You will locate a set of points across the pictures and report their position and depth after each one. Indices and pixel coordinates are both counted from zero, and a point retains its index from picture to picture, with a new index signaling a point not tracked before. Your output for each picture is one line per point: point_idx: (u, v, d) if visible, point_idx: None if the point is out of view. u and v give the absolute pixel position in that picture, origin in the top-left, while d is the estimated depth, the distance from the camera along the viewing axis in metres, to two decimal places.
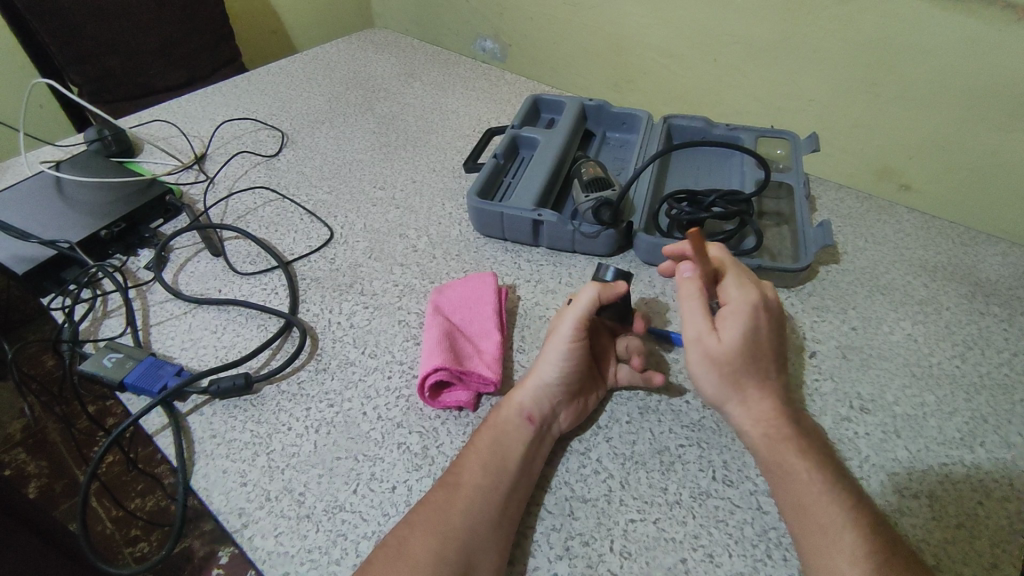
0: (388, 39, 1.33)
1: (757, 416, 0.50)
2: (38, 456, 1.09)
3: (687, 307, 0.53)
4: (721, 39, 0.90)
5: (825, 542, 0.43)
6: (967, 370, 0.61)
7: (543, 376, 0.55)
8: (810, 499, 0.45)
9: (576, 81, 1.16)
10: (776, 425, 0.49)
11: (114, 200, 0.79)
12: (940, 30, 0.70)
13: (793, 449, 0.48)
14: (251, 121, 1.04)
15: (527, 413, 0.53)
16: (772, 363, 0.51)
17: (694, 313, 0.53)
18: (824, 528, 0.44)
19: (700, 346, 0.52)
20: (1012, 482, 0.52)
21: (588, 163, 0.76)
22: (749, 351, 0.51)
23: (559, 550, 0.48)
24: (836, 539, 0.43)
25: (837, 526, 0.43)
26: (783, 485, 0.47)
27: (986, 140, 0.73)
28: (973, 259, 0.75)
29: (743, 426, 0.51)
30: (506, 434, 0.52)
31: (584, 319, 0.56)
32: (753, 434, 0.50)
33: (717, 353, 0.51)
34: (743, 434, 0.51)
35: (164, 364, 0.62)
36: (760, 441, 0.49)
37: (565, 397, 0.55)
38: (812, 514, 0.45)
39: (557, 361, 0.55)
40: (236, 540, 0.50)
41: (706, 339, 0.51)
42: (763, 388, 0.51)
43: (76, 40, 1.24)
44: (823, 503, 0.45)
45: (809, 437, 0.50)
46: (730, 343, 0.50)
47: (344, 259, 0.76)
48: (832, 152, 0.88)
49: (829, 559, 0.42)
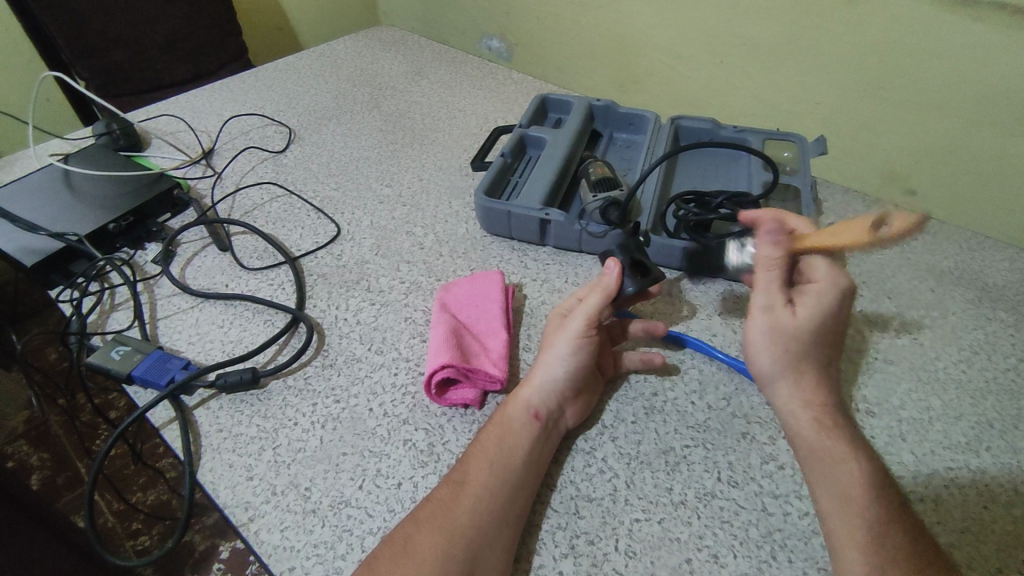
0: (395, 36, 1.33)
1: (807, 400, 0.50)
2: (41, 448, 1.09)
3: (765, 273, 0.53)
4: (729, 41, 0.90)
5: (851, 536, 0.43)
6: (973, 374, 0.61)
7: (551, 374, 0.55)
8: (846, 492, 0.45)
9: (583, 81, 1.16)
10: (823, 411, 0.50)
11: (122, 194, 0.79)
12: (948, 34, 0.70)
13: (836, 439, 0.48)
14: (259, 117, 1.04)
15: (534, 411, 0.53)
16: (826, 352, 0.52)
17: (773, 283, 0.53)
18: (852, 523, 0.44)
19: (770, 316, 0.52)
20: (1017, 487, 0.52)
21: (596, 163, 0.76)
22: (818, 331, 0.51)
23: (565, 548, 0.48)
24: (865, 533, 0.43)
25: (861, 521, 0.44)
26: (821, 478, 0.47)
27: (993, 146, 0.73)
28: (979, 264, 0.75)
29: (791, 408, 0.51)
30: (513, 432, 0.51)
31: (593, 318, 0.55)
32: (801, 416, 0.50)
33: (788, 326, 0.51)
34: (788, 417, 0.51)
35: (172, 358, 0.62)
36: (806, 424, 0.50)
37: (571, 394, 0.55)
38: (842, 506, 0.45)
39: (565, 359, 0.55)
40: (242, 534, 0.50)
41: (779, 310, 0.51)
42: (817, 375, 0.51)
43: (85, 34, 1.24)
44: (853, 499, 0.45)
45: (851, 428, 0.50)
46: (804, 321, 0.51)
47: (351, 255, 0.76)
48: (840, 156, 0.88)
49: (859, 552, 0.43)
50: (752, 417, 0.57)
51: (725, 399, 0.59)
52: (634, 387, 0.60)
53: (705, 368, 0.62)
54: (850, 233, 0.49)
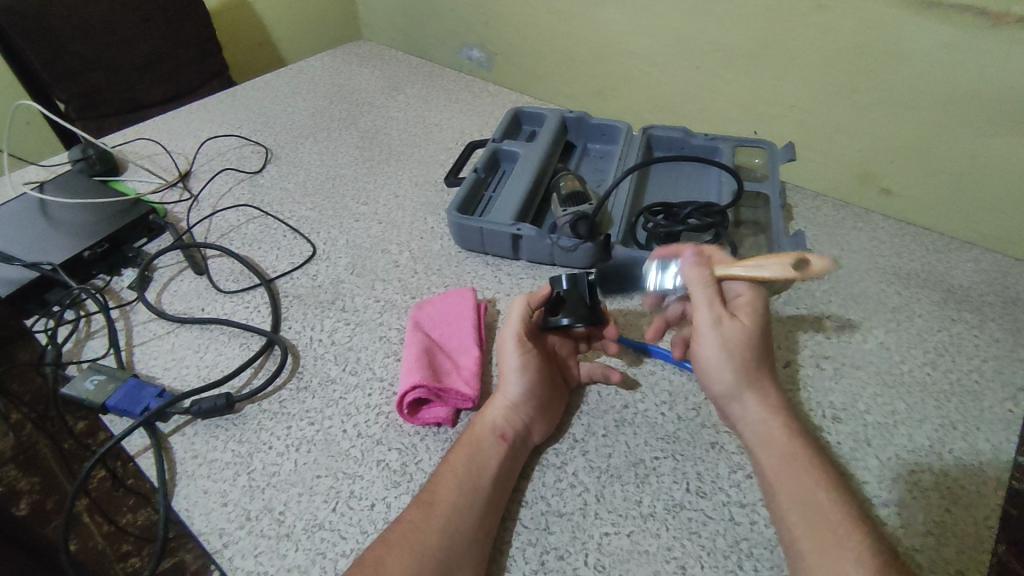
0: (373, 51, 1.34)
1: (769, 407, 0.52)
2: (30, 472, 1.09)
3: (704, 292, 0.55)
4: (702, 46, 0.91)
5: (816, 541, 0.43)
6: (938, 377, 0.62)
7: (510, 394, 0.56)
8: (798, 503, 0.46)
9: (560, 90, 1.17)
10: (777, 415, 0.52)
11: (97, 220, 0.79)
12: (913, 36, 0.72)
13: (787, 450, 0.50)
14: (236, 137, 1.05)
15: (500, 430, 0.54)
16: (766, 354, 0.55)
17: (713, 300, 0.55)
18: (818, 531, 0.44)
19: (721, 330, 0.54)
20: (979, 488, 0.53)
21: (567, 176, 0.78)
22: (760, 336, 0.55)
23: (535, 564, 0.49)
24: (826, 540, 0.43)
25: (827, 530, 0.44)
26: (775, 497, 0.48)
27: (961, 144, 0.74)
28: (946, 265, 0.76)
29: (759, 417, 0.52)
30: (481, 452, 0.52)
31: (522, 332, 0.58)
32: (770, 425, 0.51)
33: (739, 335, 0.54)
34: (756, 427, 0.52)
35: (147, 386, 0.62)
36: (777, 432, 0.51)
37: (533, 409, 0.56)
38: (799, 517, 0.45)
39: (519, 376, 0.56)
40: (217, 561, 0.50)
41: (728, 323, 0.54)
42: (767, 381, 0.54)
43: (62, 58, 1.25)
44: (821, 506, 0.46)
45: (805, 434, 0.51)
46: (749, 329, 0.54)
47: (326, 275, 0.77)
48: (811, 160, 0.89)
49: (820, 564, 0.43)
50: (721, 427, 0.58)
51: (695, 409, 0.60)
52: (605, 399, 0.61)
53: (676, 378, 0.63)
54: (767, 267, 0.51)
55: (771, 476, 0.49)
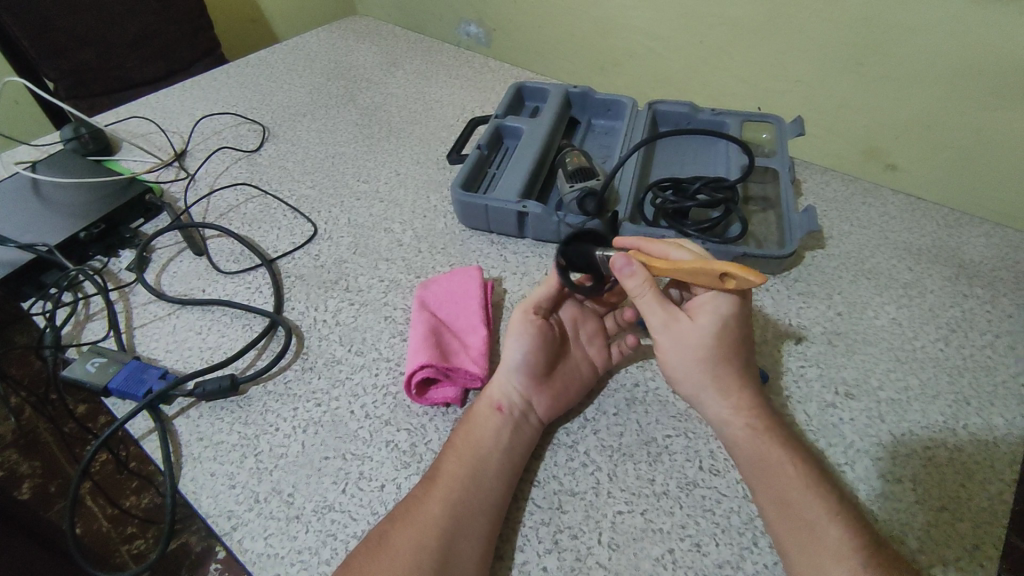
0: (370, 27, 1.30)
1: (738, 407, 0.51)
2: (31, 456, 1.08)
3: (642, 301, 0.53)
4: (707, 19, 0.89)
5: (820, 531, 0.44)
6: (951, 353, 0.61)
7: (509, 368, 0.55)
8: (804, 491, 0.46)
9: (561, 65, 1.15)
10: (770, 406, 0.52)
11: (91, 200, 0.77)
12: (924, 7, 0.70)
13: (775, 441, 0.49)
14: (232, 115, 1.02)
15: (498, 403, 0.54)
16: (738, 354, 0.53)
17: (655, 303, 0.53)
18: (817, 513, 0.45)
19: (670, 331, 0.53)
20: (994, 464, 0.52)
21: (572, 152, 0.76)
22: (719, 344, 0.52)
23: (549, 543, 0.48)
24: (824, 535, 0.43)
25: (824, 521, 0.44)
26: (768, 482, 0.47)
27: (972, 119, 0.73)
28: (958, 241, 0.75)
29: (726, 418, 0.51)
30: (477, 425, 0.52)
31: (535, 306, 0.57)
32: (736, 426, 0.50)
33: (688, 337, 0.52)
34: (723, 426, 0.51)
35: (149, 368, 0.61)
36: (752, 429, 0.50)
37: (535, 381, 0.55)
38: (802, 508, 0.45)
39: (518, 347, 0.55)
40: (226, 543, 0.50)
41: (677, 324, 0.53)
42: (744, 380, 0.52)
43: (50, 34, 1.22)
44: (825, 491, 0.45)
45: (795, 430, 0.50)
46: (701, 331, 0.52)
47: (328, 255, 0.76)
48: (819, 135, 0.88)
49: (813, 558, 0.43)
50: None
51: None
52: (615, 378, 0.60)
53: None
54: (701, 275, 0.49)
55: (754, 477, 0.48)
